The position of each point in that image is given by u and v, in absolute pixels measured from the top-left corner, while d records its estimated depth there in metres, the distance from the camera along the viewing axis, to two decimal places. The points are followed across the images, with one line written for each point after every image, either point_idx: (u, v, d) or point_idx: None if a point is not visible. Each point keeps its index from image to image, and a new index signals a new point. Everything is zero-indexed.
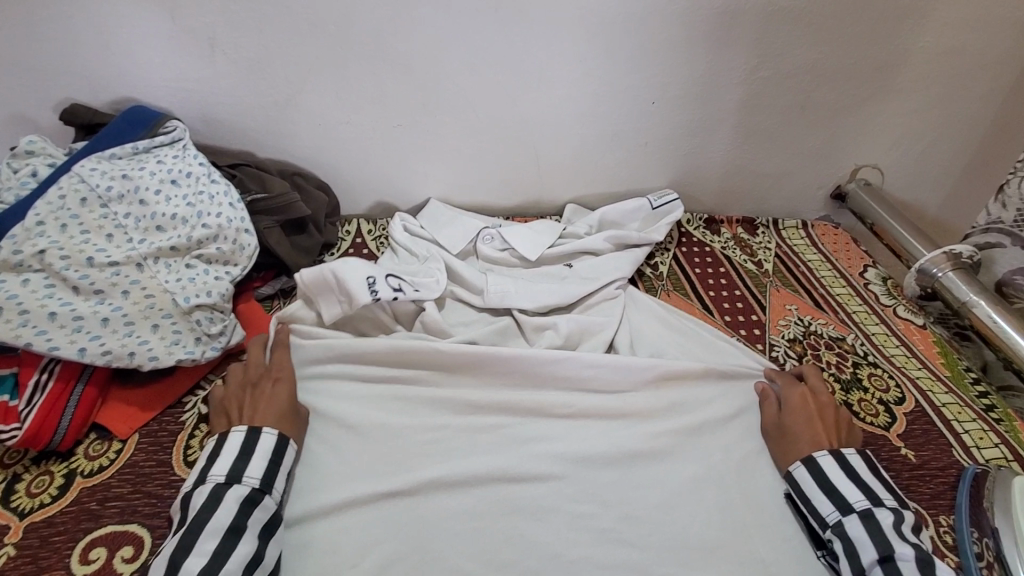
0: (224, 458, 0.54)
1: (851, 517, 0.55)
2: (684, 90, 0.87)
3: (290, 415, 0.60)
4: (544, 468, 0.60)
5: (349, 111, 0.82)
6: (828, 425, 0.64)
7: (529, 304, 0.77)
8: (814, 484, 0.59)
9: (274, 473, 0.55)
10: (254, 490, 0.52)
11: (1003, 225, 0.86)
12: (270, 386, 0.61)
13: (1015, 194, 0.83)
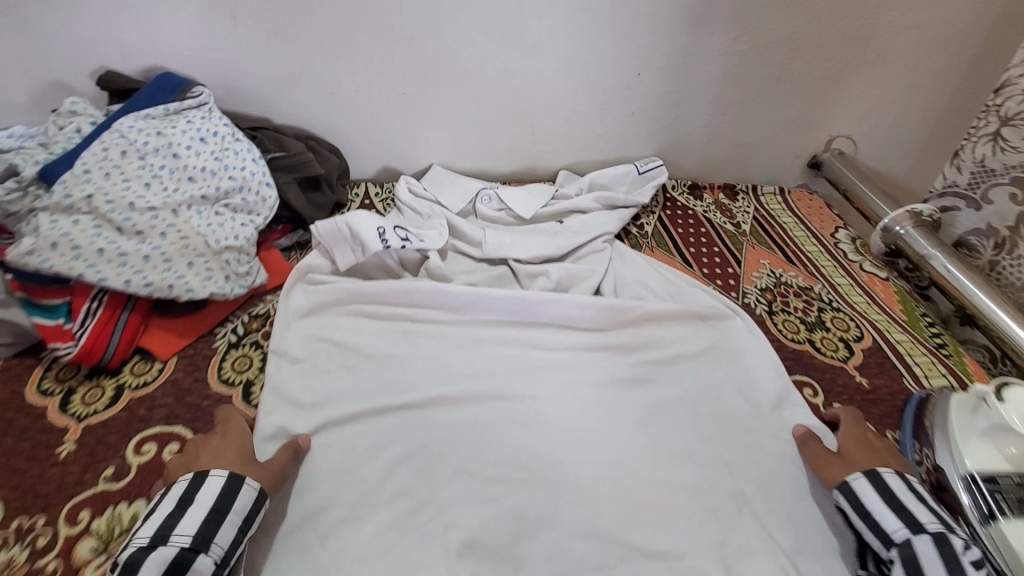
0: (157, 517, 0.48)
1: (922, 539, 0.50)
2: (669, 61, 0.94)
3: (254, 466, 0.55)
4: (533, 390, 0.68)
5: (359, 79, 0.90)
6: (880, 449, 0.62)
7: (524, 255, 0.85)
8: (881, 498, 0.55)
9: (215, 527, 0.48)
10: (184, 549, 0.46)
11: (958, 188, 0.92)
12: (220, 445, 0.56)
13: (968, 158, 0.90)
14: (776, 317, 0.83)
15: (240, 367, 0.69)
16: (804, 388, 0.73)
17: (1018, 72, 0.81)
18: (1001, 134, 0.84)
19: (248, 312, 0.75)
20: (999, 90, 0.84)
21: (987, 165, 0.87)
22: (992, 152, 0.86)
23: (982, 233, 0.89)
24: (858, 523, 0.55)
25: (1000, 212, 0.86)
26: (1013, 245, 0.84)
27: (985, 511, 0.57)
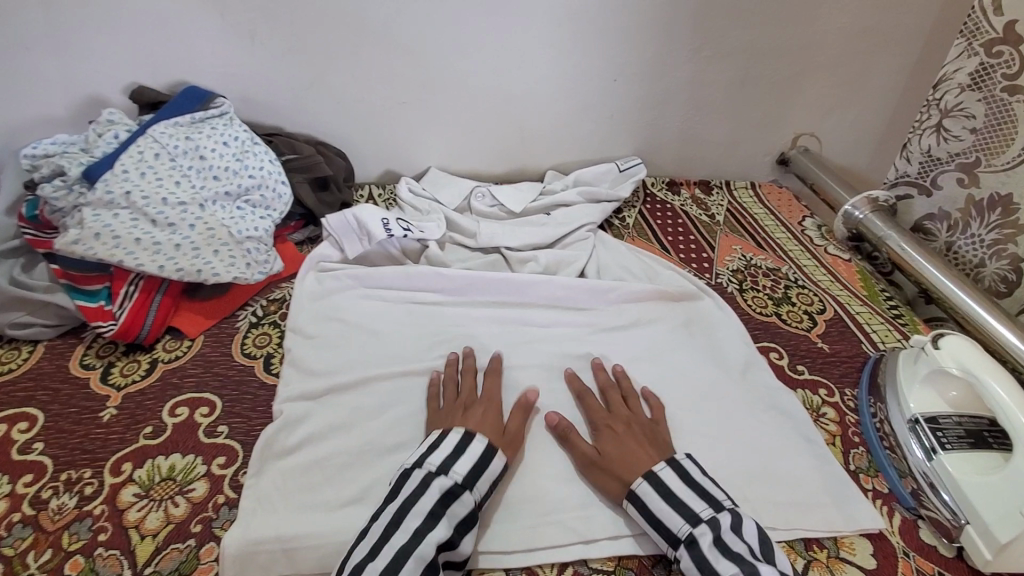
0: (439, 450, 0.58)
1: (725, 517, 0.54)
2: (642, 69, 1.04)
3: (502, 438, 0.62)
4: (523, 358, 0.75)
5: (362, 90, 0.99)
6: (637, 444, 0.62)
7: (515, 243, 0.93)
8: (659, 500, 0.56)
9: (477, 476, 0.57)
10: (456, 485, 0.55)
11: (909, 178, 1.00)
12: (492, 413, 0.64)
13: (916, 149, 0.98)
14: (745, 294, 0.91)
15: (260, 342, 0.77)
16: (770, 352, 0.81)
17: (953, 67, 0.89)
18: (943, 126, 0.92)
19: (266, 297, 0.83)
20: (937, 86, 0.92)
21: (933, 154, 0.95)
22: (937, 142, 0.94)
23: (936, 217, 0.97)
24: (651, 530, 0.56)
25: (951, 196, 0.94)
26: (965, 225, 0.92)
27: (928, 447, 0.64)
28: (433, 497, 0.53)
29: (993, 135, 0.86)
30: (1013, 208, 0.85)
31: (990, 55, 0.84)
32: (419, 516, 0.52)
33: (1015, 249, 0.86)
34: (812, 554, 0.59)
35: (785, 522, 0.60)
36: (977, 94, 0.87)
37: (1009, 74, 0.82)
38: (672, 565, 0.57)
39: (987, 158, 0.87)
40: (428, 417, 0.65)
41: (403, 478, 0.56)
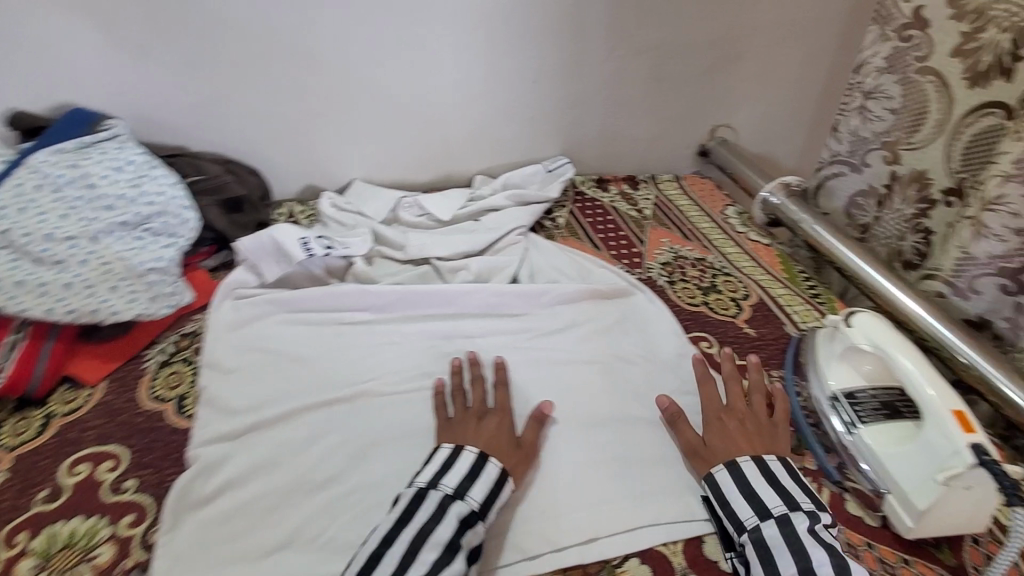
0: (453, 472, 0.57)
1: (800, 516, 0.55)
2: (559, 69, 1.05)
3: (518, 455, 0.62)
4: (457, 374, 0.73)
5: (272, 103, 0.95)
6: (742, 437, 0.64)
7: (445, 252, 0.91)
8: (766, 483, 0.58)
9: (492, 502, 0.56)
10: (471, 513, 0.54)
11: (841, 157, 1.01)
12: (504, 425, 0.64)
13: (845, 130, 1.00)
14: (675, 286, 0.93)
15: (172, 383, 0.71)
16: (701, 342, 0.83)
17: (870, 53, 0.92)
18: (867, 107, 0.94)
19: (177, 331, 0.78)
20: (857, 70, 0.95)
21: (861, 134, 0.96)
22: (862, 122, 0.96)
23: (865, 194, 0.98)
24: (738, 501, 0.58)
25: (877, 173, 0.95)
26: (890, 200, 0.94)
27: (847, 421, 0.68)
28: (451, 525, 0.53)
29: (909, 116, 0.88)
30: (927, 183, 0.87)
31: (902, 39, 0.87)
32: (436, 546, 0.51)
33: (928, 223, 0.89)
34: None
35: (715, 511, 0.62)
36: (894, 76, 0.89)
37: (919, 57, 0.85)
38: (616, 570, 0.58)
39: (908, 135, 0.89)
40: (437, 426, 0.65)
41: (414, 500, 0.55)
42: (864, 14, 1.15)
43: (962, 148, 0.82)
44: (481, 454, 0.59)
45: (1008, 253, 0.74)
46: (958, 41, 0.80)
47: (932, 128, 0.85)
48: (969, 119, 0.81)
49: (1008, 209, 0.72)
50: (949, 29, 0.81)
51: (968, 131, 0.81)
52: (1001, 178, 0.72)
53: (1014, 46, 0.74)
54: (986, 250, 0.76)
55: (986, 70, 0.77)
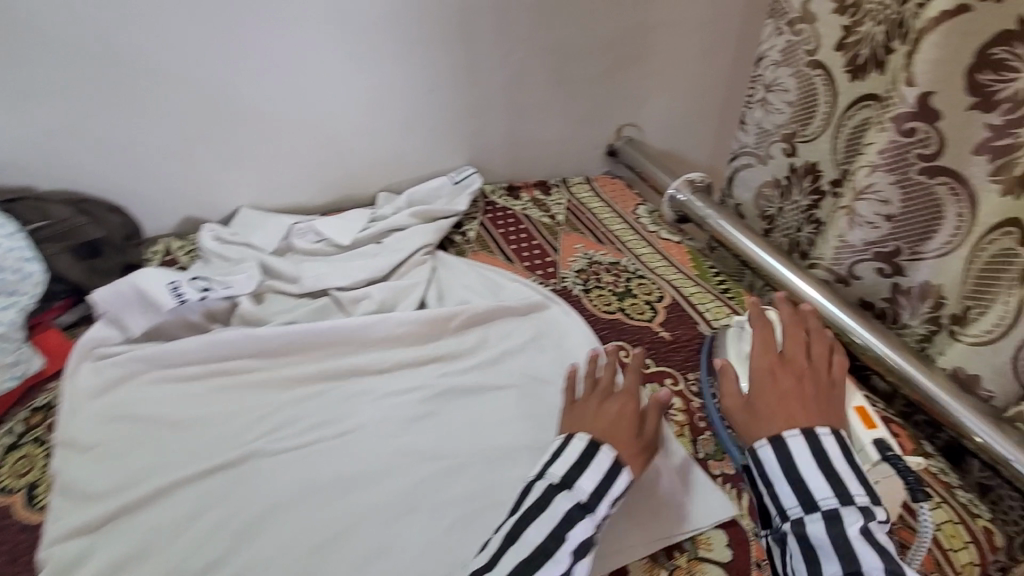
0: (562, 461, 0.55)
1: (851, 512, 0.50)
2: (455, 75, 1.00)
3: (640, 441, 0.58)
4: (360, 419, 0.67)
5: (134, 131, 0.86)
6: (794, 404, 0.58)
7: (345, 281, 0.84)
8: (815, 470, 0.53)
9: (602, 496, 0.53)
10: (577, 508, 0.52)
11: (748, 149, 1.01)
12: (626, 408, 0.60)
13: (751, 122, 1.00)
14: (590, 294, 0.91)
15: (20, 471, 0.62)
16: (618, 351, 0.81)
17: (767, 45, 0.93)
18: (767, 100, 0.95)
19: (27, 406, 0.67)
20: (757, 64, 0.97)
21: (764, 126, 0.97)
22: (764, 114, 0.96)
23: (770, 185, 0.98)
24: (783, 486, 0.53)
25: (778, 166, 0.96)
26: (789, 192, 0.95)
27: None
28: (552, 519, 0.51)
29: (802, 108, 0.90)
30: (818, 174, 0.89)
31: (793, 33, 0.88)
32: (530, 547, 0.49)
33: (820, 214, 0.91)
34: (673, 563, 0.58)
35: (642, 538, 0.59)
36: (788, 69, 0.90)
37: (810, 50, 0.87)
38: None
39: (802, 128, 0.90)
40: (568, 410, 0.62)
41: (527, 492, 0.54)
42: (758, 8, 1.17)
43: (845, 139, 0.85)
44: (594, 442, 0.56)
45: (880, 239, 0.78)
46: (840, 34, 0.82)
47: (820, 121, 0.87)
48: (852, 110, 0.83)
49: (878, 197, 0.76)
50: (831, 23, 0.83)
51: (850, 122, 0.84)
52: (869, 168, 0.76)
53: (885, 40, 0.77)
54: (860, 237, 0.80)
55: (864, 63, 0.80)
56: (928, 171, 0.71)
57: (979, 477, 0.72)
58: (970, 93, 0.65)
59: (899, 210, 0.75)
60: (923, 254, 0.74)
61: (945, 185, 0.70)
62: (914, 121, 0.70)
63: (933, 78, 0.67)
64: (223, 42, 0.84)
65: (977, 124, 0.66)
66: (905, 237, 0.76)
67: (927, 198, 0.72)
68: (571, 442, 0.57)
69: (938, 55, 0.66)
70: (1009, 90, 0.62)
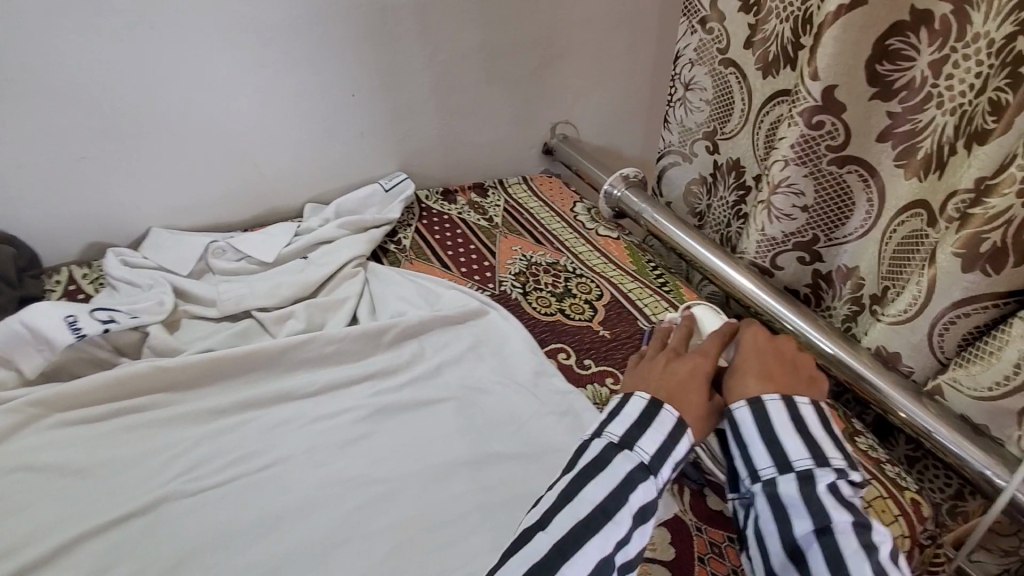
0: (620, 419, 0.51)
1: (825, 472, 0.47)
2: (377, 79, 0.97)
3: (705, 407, 0.53)
4: (287, 448, 0.63)
5: (20, 152, 0.79)
6: (778, 373, 0.55)
7: (267, 301, 0.79)
8: (793, 429, 0.49)
9: (666, 457, 0.49)
10: (639, 469, 0.48)
11: (673, 147, 1.04)
12: (699, 370, 0.55)
13: (674, 122, 1.01)
14: (530, 296, 0.90)
15: None
16: (558, 354, 0.80)
17: (683, 44, 0.94)
18: (687, 98, 0.97)
19: None
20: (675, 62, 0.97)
21: (686, 124, 0.99)
22: (684, 113, 0.98)
23: (697, 181, 1.03)
24: (756, 447, 0.50)
25: (703, 163, 1.00)
26: (716, 188, 0.99)
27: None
28: (612, 478, 0.47)
29: (720, 106, 0.93)
30: (742, 171, 0.92)
31: (705, 32, 0.90)
32: (590, 507, 0.45)
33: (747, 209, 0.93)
34: None
35: None
36: (703, 67, 0.93)
37: (721, 48, 0.89)
38: None
39: (721, 127, 0.94)
40: (633, 370, 0.58)
41: (582, 451, 0.50)
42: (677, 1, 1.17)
43: (763, 135, 0.86)
44: (655, 402, 0.51)
45: (798, 229, 0.81)
46: (747, 33, 0.85)
47: (740, 117, 0.90)
48: (768, 107, 0.85)
49: (793, 190, 0.78)
50: (739, 22, 0.85)
51: (767, 119, 0.86)
52: (782, 163, 0.76)
53: (795, 36, 0.78)
54: (779, 229, 0.82)
55: (773, 60, 0.82)
56: (837, 161, 0.73)
57: (906, 450, 0.76)
58: (870, 84, 0.68)
59: (814, 200, 0.78)
60: (839, 239, 0.78)
61: (853, 174, 0.73)
62: (820, 114, 0.72)
63: (834, 71, 0.68)
64: (110, 54, 0.78)
65: (880, 111, 0.68)
66: (821, 225, 0.79)
67: (838, 187, 0.75)
68: (632, 397, 0.52)
69: (836, 50, 0.67)
70: (904, 79, 0.65)
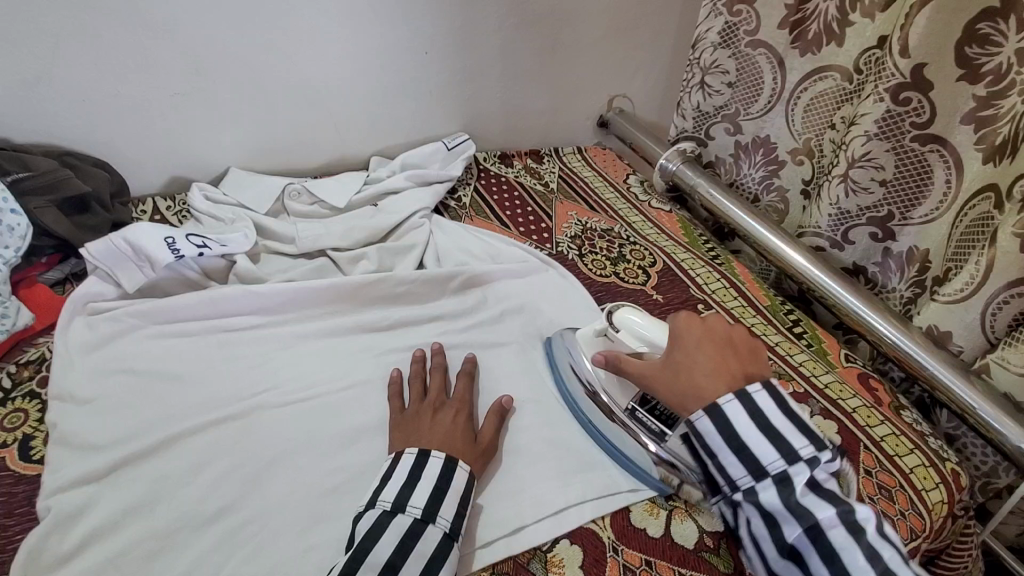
0: (393, 481, 0.53)
1: (799, 468, 0.49)
2: (449, 39, 0.99)
3: (473, 446, 0.59)
4: (366, 373, 0.68)
5: (116, 82, 0.82)
6: (720, 364, 0.56)
7: (341, 242, 0.84)
8: (756, 429, 0.51)
9: (441, 500, 0.52)
10: (417, 521, 0.50)
11: (688, 132, 1.08)
12: (462, 415, 0.61)
13: (688, 106, 1.05)
14: (585, 258, 0.93)
15: (10, 424, 0.60)
16: None
17: (704, 28, 0.96)
18: (706, 82, 0.99)
19: (15, 361, 0.65)
20: (695, 46, 0.99)
21: (703, 109, 1.02)
22: (704, 97, 1.01)
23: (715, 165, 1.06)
24: (725, 455, 0.52)
25: (722, 145, 1.03)
26: (739, 167, 1.01)
27: (656, 430, 0.61)
28: (392, 541, 0.49)
29: (745, 87, 0.95)
30: (772, 148, 0.94)
31: (732, 14, 0.91)
32: (376, 566, 0.47)
33: (780, 183, 0.96)
34: (672, 504, 0.60)
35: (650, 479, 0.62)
36: (727, 50, 0.94)
37: (750, 31, 0.90)
38: (547, 555, 0.55)
39: (746, 108, 0.96)
40: (395, 421, 0.61)
41: (358, 522, 0.51)
42: None
43: (800, 117, 0.89)
44: (422, 453, 0.55)
45: (873, 204, 0.82)
46: (783, 12, 0.86)
47: (766, 99, 0.92)
48: (808, 82, 0.86)
49: (872, 164, 0.80)
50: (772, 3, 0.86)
51: (806, 94, 0.87)
52: (864, 136, 0.78)
53: (841, 13, 0.80)
54: (854, 204, 0.84)
55: (814, 38, 0.83)
56: (920, 139, 0.74)
57: (946, 428, 0.79)
58: (959, 66, 0.69)
59: (893, 175, 0.79)
60: (912, 218, 0.79)
61: (935, 153, 0.74)
62: (907, 90, 0.73)
63: (923, 50, 0.70)
64: None
65: (966, 95, 0.69)
66: (897, 202, 0.80)
67: (917, 165, 0.76)
68: (401, 460, 0.55)
69: (927, 29, 0.69)
70: (992, 63, 0.66)
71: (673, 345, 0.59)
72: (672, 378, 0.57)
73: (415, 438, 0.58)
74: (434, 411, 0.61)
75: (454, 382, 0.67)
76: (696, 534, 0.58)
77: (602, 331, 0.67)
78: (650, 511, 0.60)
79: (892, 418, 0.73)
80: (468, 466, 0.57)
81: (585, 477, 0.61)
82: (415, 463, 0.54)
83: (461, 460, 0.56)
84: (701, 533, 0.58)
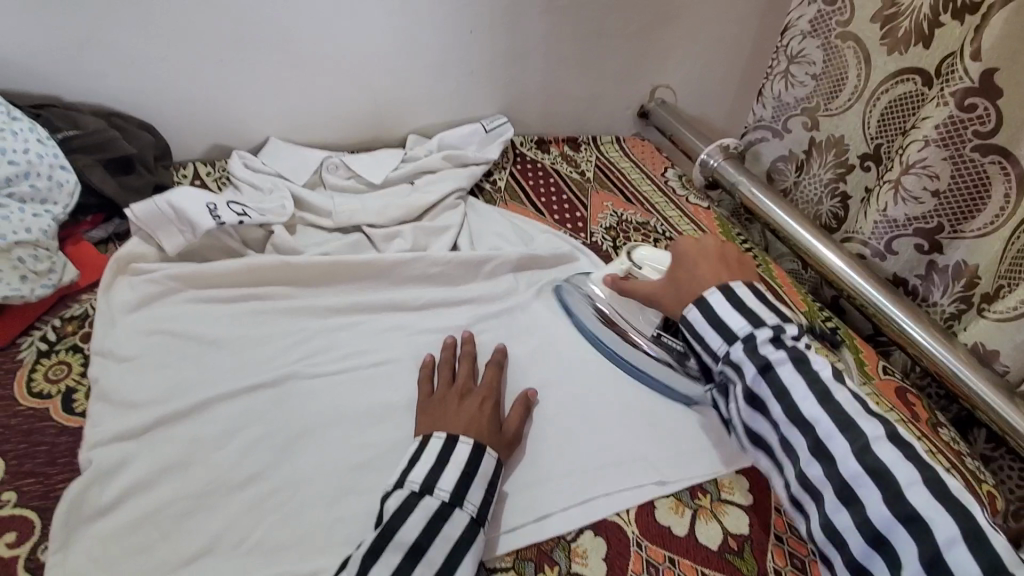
0: (419, 465, 0.53)
1: (762, 330, 0.55)
2: (494, 19, 0.98)
3: (499, 434, 0.59)
4: (397, 351, 0.68)
5: (163, 46, 0.82)
6: (712, 267, 0.63)
7: (377, 218, 0.84)
8: (730, 307, 0.58)
9: (468, 485, 0.52)
10: (444, 504, 0.50)
11: (765, 122, 1.02)
12: (489, 403, 0.61)
13: (768, 95, 0.99)
14: (619, 251, 0.91)
15: (55, 376, 0.61)
16: None
17: (796, 15, 0.90)
18: (790, 72, 0.94)
19: (59, 315, 0.67)
20: (783, 33, 0.93)
21: (784, 99, 0.97)
22: (785, 87, 0.96)
23: (786, 158, 1.01)
24: (707, 333, 0.58)
25: (797, 139, 0.97)
26: (809, 165, 0.97)
27: (680, 348, 0.69)
28: (418, 523, 0.49)
29: (830, 82, 0.89)
30: (844, 149, 0.91)
31: (826, 2, 0.85)
32: (402, 547, 0.47)
33: (846, 187, 0.93)
34: (697, 503, 0.60)
35: (675, 476, 0.61)
36: (817, 40, 0.89)
37: (842, 21, 0.85)
38: (571, 545, 0.55)
39: (827, 102, 0.91)
40: (423, 403, 0.61)
41: (385, 500, 0.52)
42: None
43: (878, 115, 0.85)
44: (450, 438, 0.55)
45: (922, 215, 0.79)
46: (877, 5, 0.80)
47: (850, 94, 0.87)
48: (888, 84, 0.82)
49: (927, 171, 0.76)
50: None
51: (885, 97, 0.83)
52: (922, 142, 0.75)
53: (933, 12, 0.75)
54: (902, 213, 0.80)
55: (905, 36, 0.78)
56: (981, 149, 0.71)
57: (983, 449, 0.80)
58: None
59: (948, 186, 0.75)
60: (964, 233, 0.76)
61: (996, 165, 0.71)
62: (974, 96, 0.70)
63: (997, 53, 0.66)
64: None
65: None
66: (948, 214, 0.77)
67: (975, 175, 0.73)
68: (429, 441, 0.55)
69: (1004, 31, 0.65)
70: None
71: (674, 264, 0.66)
72: (673, 282, 0.65)
73: (441, 423, 0.58)
74: (462, 397, 0.61)
75: (484, 370, 0.67)
76: (720, 534, 0.58)
77: (623, 264, 0.74)
78: (675, 509, 0.59)
79: (930, 435, 0.71)
80: (496, 453, 0.57)
81: (611, 471, 0.60)
82: (443, 446, 0.54)
83: (488, 446, 0.56)
84: (726, 534, 0.58)
